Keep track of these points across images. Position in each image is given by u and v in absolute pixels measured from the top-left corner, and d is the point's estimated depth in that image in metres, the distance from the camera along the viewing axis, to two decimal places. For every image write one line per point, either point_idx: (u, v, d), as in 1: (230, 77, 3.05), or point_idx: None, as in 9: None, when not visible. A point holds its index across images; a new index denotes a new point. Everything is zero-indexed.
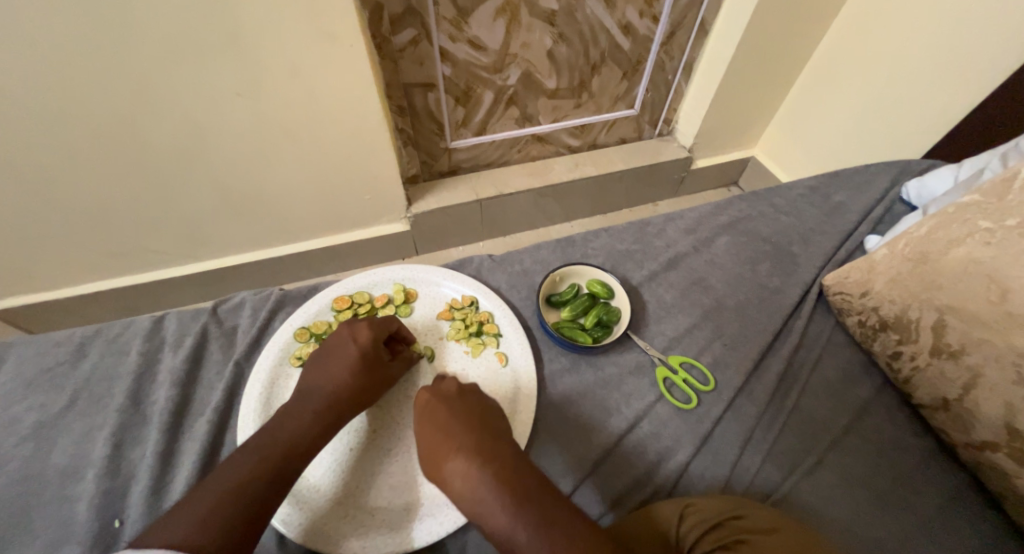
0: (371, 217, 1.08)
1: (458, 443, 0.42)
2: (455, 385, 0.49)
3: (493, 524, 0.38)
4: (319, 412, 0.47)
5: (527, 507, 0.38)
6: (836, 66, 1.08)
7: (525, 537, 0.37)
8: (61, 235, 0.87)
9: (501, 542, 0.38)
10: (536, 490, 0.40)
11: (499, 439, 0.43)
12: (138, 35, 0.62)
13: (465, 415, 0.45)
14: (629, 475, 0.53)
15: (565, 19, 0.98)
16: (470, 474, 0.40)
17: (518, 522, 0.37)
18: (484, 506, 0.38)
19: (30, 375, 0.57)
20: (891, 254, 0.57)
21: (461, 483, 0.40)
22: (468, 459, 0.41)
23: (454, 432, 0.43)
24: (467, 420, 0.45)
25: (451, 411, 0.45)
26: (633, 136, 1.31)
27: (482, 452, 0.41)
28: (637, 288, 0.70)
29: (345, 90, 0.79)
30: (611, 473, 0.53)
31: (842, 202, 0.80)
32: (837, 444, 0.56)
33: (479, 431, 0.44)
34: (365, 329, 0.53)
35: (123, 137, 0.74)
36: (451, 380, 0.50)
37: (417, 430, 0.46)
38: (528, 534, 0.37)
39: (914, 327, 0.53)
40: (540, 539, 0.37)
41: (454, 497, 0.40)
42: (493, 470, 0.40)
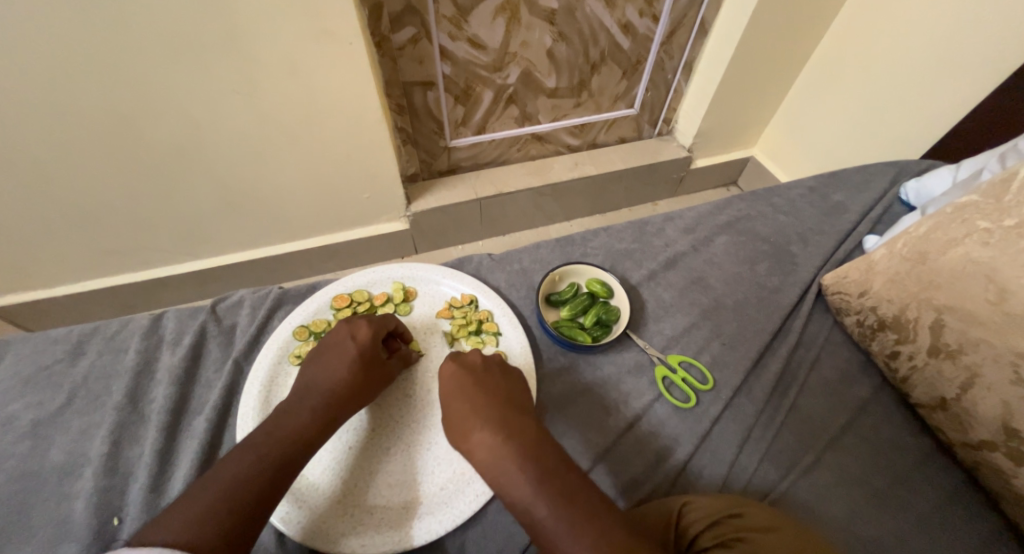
0: (370, 215, 1.08)
1: (486, 416, 0.45)
2: (481, 359, 0.52)
3: (515, 495, 0.40)
4: (318, 409, 0.47)
5: (548, 481, 0.40)
6: (835, 67, 1.08)
7: (545, 511, 0.38)
8: (58, 233, 0.87)
9: (522, 511, 0.40)
10: (557, 466, 0.41)
11: (527, 415, 0.46)
12: (136, 32, 0.62)
13: (492, 389, 0.48)
14: (642, 459, 0.54)
15: (565, 18, 0.98)
16: (496, 445, 0.42)
17: (538, 496, 0.39)
18: (508, 476, 0.41)
19: (28, 372, 0.57)
20: (889, 254, 0.57)
21: (487, 454, 0.42)
22: (495, 432, 0.43)
23: (484, 407, 0.46)
24: (493, 396, 0.47)
25: (479, 387, 0.48)
26: (633, 136, 1.31)
27: (508, 426, 0.44)
28: (636, 287, 0.70)
29: (344, 89, 0.78)
30: (626, 456, 0.54)
31: (841, 202, 0.81)
32: (836, 443, 0.56)
33: (506, 406, 0.46)
34: (365, 327, 0.53)
35: (121, 135, 0.74)
36: (475, 353, 0.52)
37: (445, 401, 0.48)
38: (547, 506, 0.38)
39: (912, 327, 0.54)
40: (559, 508, 0.38)
41: (480, 467, 0.43)
42: (518, 442, 0.42)
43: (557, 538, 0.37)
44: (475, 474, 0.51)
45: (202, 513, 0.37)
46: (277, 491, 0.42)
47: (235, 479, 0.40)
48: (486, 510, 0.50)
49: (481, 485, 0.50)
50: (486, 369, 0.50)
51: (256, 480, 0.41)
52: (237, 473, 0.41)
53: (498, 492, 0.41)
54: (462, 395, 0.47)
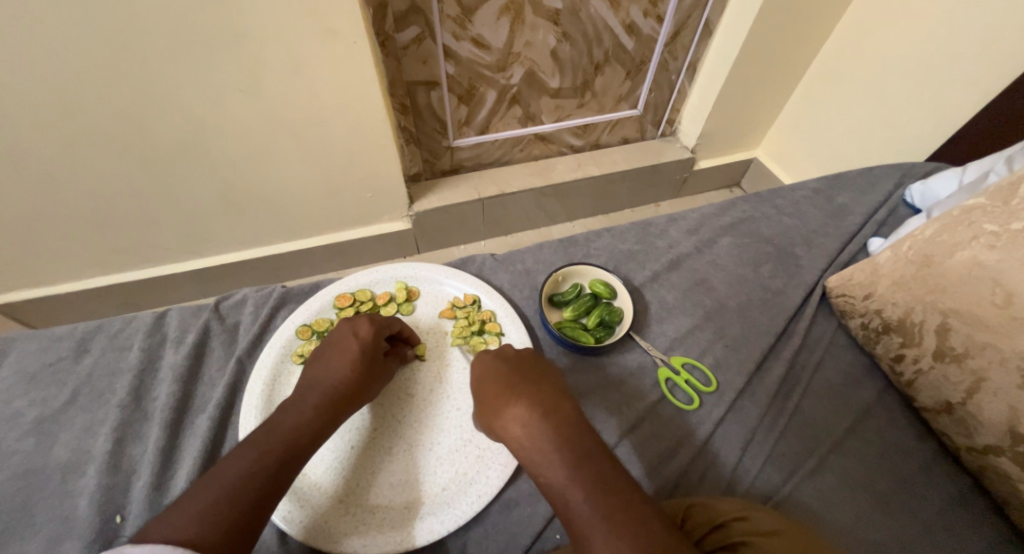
0: (372, 215, 1.08)
1: (524, 395, 0.45)
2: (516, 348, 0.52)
3: (549, 476, 0.40)
4: (319, 406, 0.47)
5: (582, 467, 0.40)
6: (840, 68, 1.07)
7: (578, 495, 0.38)
8: (61, 230, 0.87)
9: (555, 493, 0.40)
10: (592, 453, 0.41)
11: (564, 397, 0.46)
12: (140, 30, 0.62)
13: (529, 375, 0.48)
14: (664, 443, 0.55)
15: (570, 18, 0.98)
16: (532, 424, 0.43)
17: (574, 480, 0.39)
18: (543, 456, 0.41)
19: (31, 370, 0.57)
20: (895, 257, 0.57)
21: (523, 432, 0.43)
22: (532, 411, 0.43)
23: (521, 386, 0.46)
24: (530, 381, 0.47)
25: (516, 371, 0.48)
26: (636, 136, 1.31)
27: (544, 407, 0.44)
28: (640, 288, 0.70)
29: (348, 88, 0.78)
30: (651, 436, 0.56)
31: (846, 204, 0.80)
32: (839, 446, 0.56)
33: (543, 390, 0.46)
34: (367, 325, 0.53)
35: (125, 133, 0.74)
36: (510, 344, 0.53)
37: (482, 384, 0.48)
38: (581, 492, 0.38)
39: (918, 330, 0.53)
40: (594, 496, 0.38)
41: (515, 445, 0.43)
42: (554, 424, 0.42)
43: (589, 524, 0.37)
44: (477, 475, 0.51)
45: (202, 511, 0.37)
46: (277, 490, 0.42)
47: (235, 477, 0.40)
48: (488, 511, 0.50)
49: (483, 485, 0.50)
50: (519, 354, 0.51)
51: (256, 479, 0.41)
52: (238, 472, 0.41)
53: (531, 471, 0.42)
54: (499, 376, 0.48)
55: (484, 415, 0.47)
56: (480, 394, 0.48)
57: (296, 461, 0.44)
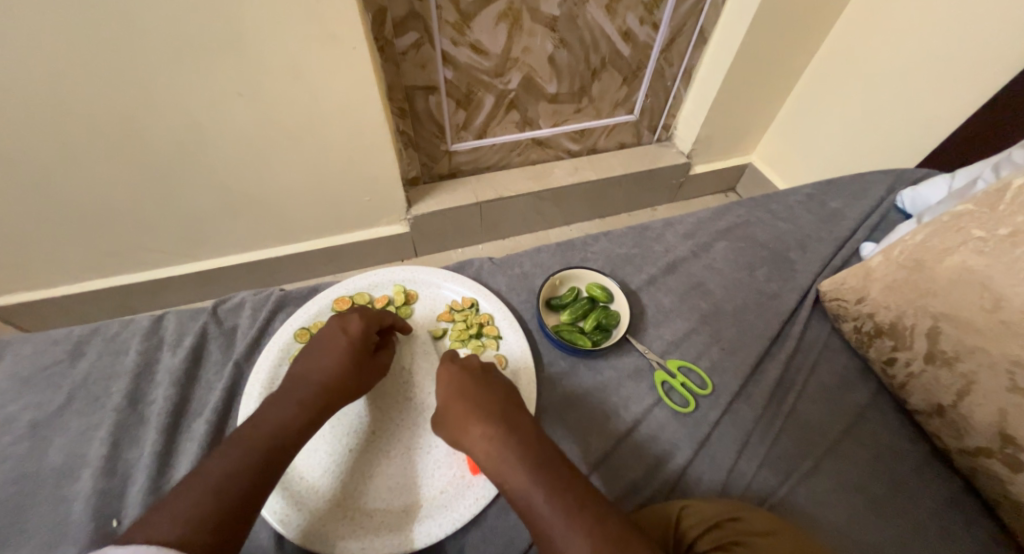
0: (371, 218, 1.08)
1: (488, 409, 0.45)
2: (478, 361, 0.51)
3: (513, 483, 0.40)
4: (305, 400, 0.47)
5: (544, 472, 0.40)
6: (833, 75, 1.09)
7: (541, 498, 0.38)
8: (57, 233, 0.87)
9: (518, 501, 0.40)
10: (554, 460, 0.42)
11: (523, 411, 0.46)
12: (141, 34, 0.62)
13: (491, 389, 0.48)
14: (641, 465, 0.54)
15: (567, 25, 0.99)
16: (496, 436, 0.43)
17: (535, 485, 0.39)
18: (508, 466, 0.41)
19: (27, 373, 0.57)
20: (886, 261, 0.58)
21: (486, 445, 0.43)
22: (497, 424, 0.44)
23: (485, 401, 0.46)
24: (492, 394, 0.47)
25: (479, 386, 0.48)
26: (632, 141, 1.32)
27: (508, 420, 0.44)
28: (636, 291, 0.71)
29: (346, 92, 0.79)
30: (624, 461, 0.54)
31: (838, 209, 0.81)
32: (833, 449, 0.56)
33: (505, 403, 0.46)
34: (357, 319, 0.53)
35: (125, 135, 0.74)
36: (473, 356, 0.52)
37: (444, 399, 0.48)
38: (543, 496, 0.38)
39: (909, 333, 0.54)
40: (555, 501, 0.38)
41: (479, 458, 0.43)
42: (517, 435, 0.43)
43: (552, 527, 0.37)
44: (475, 477, 0.51)
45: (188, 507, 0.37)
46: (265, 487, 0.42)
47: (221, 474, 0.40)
48: (485, 513, 0.50)
49: (480, 489, 0.50)
50: (482, 369, 0.50)
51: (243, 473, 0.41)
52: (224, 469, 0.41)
53: (495, 482, 0.42)
54: (463, 390, 0.47)
55: (447, 430, 0.46)
56: (445, 408, 0.47)
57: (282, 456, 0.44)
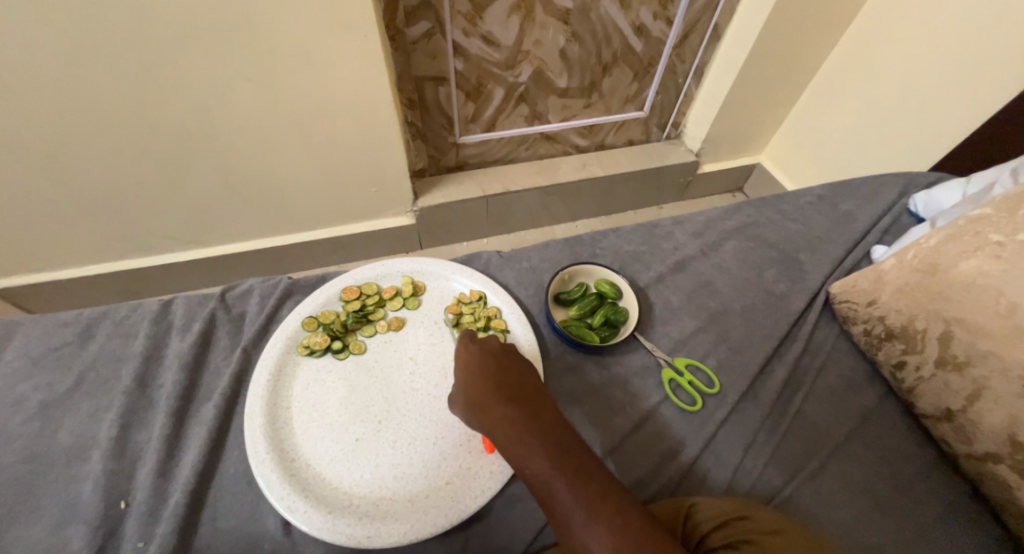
0: (377, 209, 1.08)
1: (510, 393, 0.45)
2: (499, 342, 0.51)
3: (533, 467, 0.40)
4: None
5: (566, 460, 0.40)
6: (846, 75, 1.08)
7: (562, 484, 0.39)
8: (63, 215, 0.87)
9: (538, 486, 0.40)
10: (575, 448, 0.41)
11: (544, 396, 0.46)
12: (150, 17, 0.62)
13: (512, 372, 0.47)
14: (650, 458, 0.54)
15: (580, 18, 0.98)
16: (518, 420, 0.42)
17: (557, 471, 0.39)
18: (529, 450, 0.41)
19: (36, 353, 0.57)
20: (899, 264, 0.58)
21: (507, 429, 0.42)
22: (519, 408, 0.43)
23: (506, 383, 0.46)
24: (513, 377, 0.47)
25: (500, 368, 0.47)
26: (641, 138, 1.32)
27: (530, 405, 0.44)
28: (644, 289, 0.70)
29: (356, 81, 0.78)
30: (635, 453, 0.55)
31: (850, 212, 0.81)
32: (839, 451, 0.56)
33: (526, 387, 0.46)
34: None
35: (134, 117, 0.74)
36: (494, 336, 0.52)
37: (464, 379, 0.48)
38: (564, 484, 0.39)
39: (920, 337, 0.54)
40: (576, 491, 0.38)
41: (499, 440, 0.43)
42: (538, 421, 0.43)
43: (572, 514, 0.38)
44: (481, 469, 0.51)
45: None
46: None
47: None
48: (492, 505, 0.50)
49: (486, 480, 0.50)
50: (504, 350, 0.50)
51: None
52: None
53: (515, 465, 0.42)
54: (484, 371, 0.47)
55: (467, 411, 0.46)
56: (466, 386, 0.47)
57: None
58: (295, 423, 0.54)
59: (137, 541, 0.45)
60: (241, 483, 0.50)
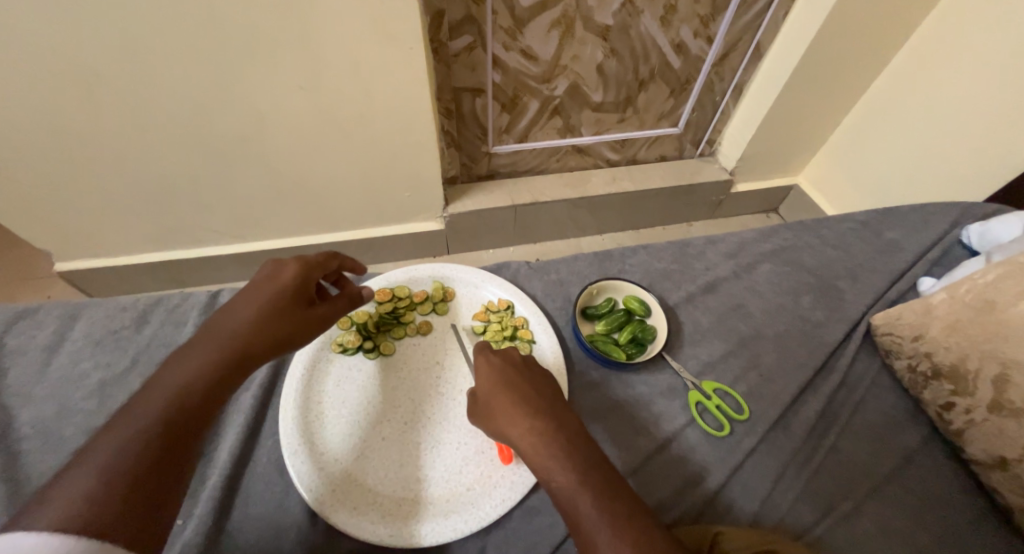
0: (409, 214, 1.10)
1: (536, 406, 0.45)
2: (520, 355, 0.51)
3: (559, 480, 0.40)
4: (261, 303, 0.45)
5: (592, 476, 0.39)
6: (895, 101, 1.04)
7: (588, 501, 0.38)
8: (122, 207, 0.92)
9: (562, 500, 0.39)
10: (600, 465, 0.41)
11: (568, 411, 0.45)
12: (214, 28, 0.66)
13: (536, 386, 0.47)
14: (673, 480, 0.53)
15: (619, 35, 0.98)
16: (546, 432, 0.42)
17: (583, 485, 0.39)
18: (555, 462, 0.40)
19: (97, 334, 0.61)
20: (951, 299, 0.55)
21: (532, 441, 0.42)
22: (546, 421, 0.43)
23: (532, 396, 0.45)
24: (536, 390, 0.46)
25: (524, 380, 0.47)
26: (674, 154, 1.30)
27: (556, 418, 0.44)
28: (673, 308, 0.69)
29: (400, 92, 0.81)
30: (658, 474, 0.54)
31: (896, 240, 0.78)
32: (876, 491, 0.54)
33: (551, 401, 0.46)
34: (292, 263, 0.48)
35: (195, 118, 0.78)
36: (514, 349, 0.52)
37: (489, 388, 0.47)
38: (591, 499, 0.38)
39: (972, 378, 0.52)
40: (603, 508, 0.37)
41: (525, 451, 0.42)
42: (564, 436, 0.42)
43: (597, 534, 0.36)
44: (501, 478, 0.51)
45: (82, 481, 0.30)
46: (175, 486, 0.34)
47: (109, 421, 0.35)
48: (510, 517, 0.50)
49: (506, 490, 0.50)
50: (526, 363, 0.50)
51: (163, 410, 0.36)
52: (108, 422, 0.34)
53: (540, 477, 0.41)
54: (508, 381, 0.47)
55: (491, 419, 0.46)
56: (490, 393, 0.47)
57: (239, 378, 0.41)
58: (324, 417, 0.55)
59: (177, 519, 0.47)
60: (272, 472, 0.52)
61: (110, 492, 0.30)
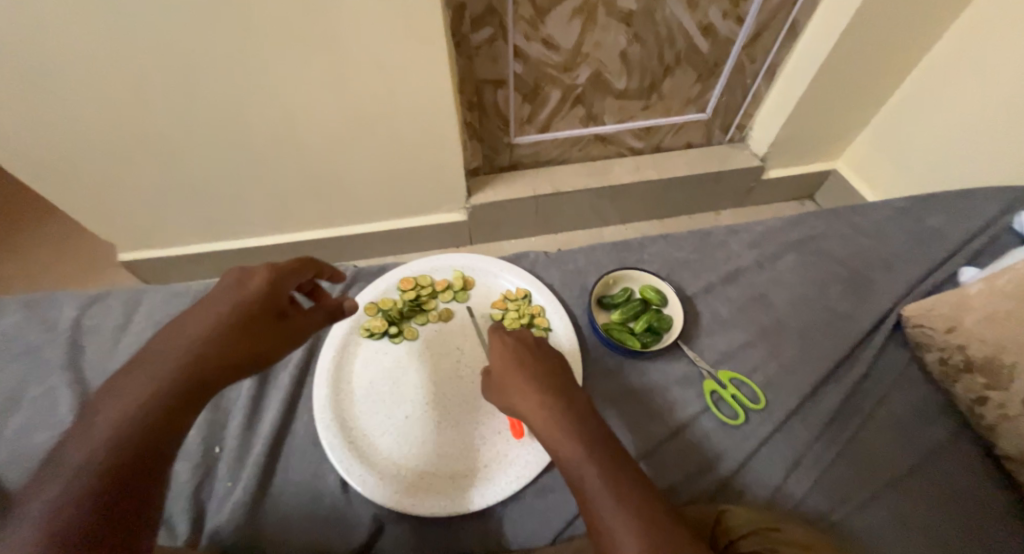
0: (434, 206, 1.13)
1: (547, 383, 0.47)
2: (533, 336, 0.53)
3: (566, 452, 0.42)
4: (224, 315, 0.41)
5: (597, 448, 0.41)
6: (944, 81, 0.99)
7: (592, 470, 0.40)
8: (170, 202, 0.99)
9: (568, 470, 0.41)
10: (605, 440, 0.42)
11: (576, 390, 0.47)
12: (250, 30, 0.69)
13: (547, 365, 0.49)
14: (686, 466, 0.54)
15: (643, 20, 0.97)
16: (554, 406, 0.44)
17: (588, 456, 0.40)
18: (562, 434, 0.42)
19: (155, 317, 0.67)
20: (988, 289, 0.53)
21: (541, 415, 0.44)
22: (554, 397, 0.45)
23: (543, 374, 0.47)
24: (547, 368, 0.49)
25: (536, 359, 0.50)
26: (701, 141, 1.28)
27: (565, 395, 0.46)
28: (692, 297, 0.69)
29: (424, 86, 0.83)
30: (670, 459, 0.55)
31: (935, 229, 0.74)
32: (898, 484, 0.53)
33: (560, 379, 0.48)
34: (263, 268, 0.45)
35: (234, 117, 0.83)
36: (528, 331, 0.54)
37: (503, 366, 0.50)
38: (595, 470, 0.39)
39: (1007, 373, 0.50)
40: (606, 478, 0.39)
41: (535, 425, 0.44)
42: (572, 412, 0.44)
43: (599, 501, 0.38)
44: (517, 457, 0.54)
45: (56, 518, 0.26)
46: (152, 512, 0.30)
47: (74, 444, 0.30)
48: (525, 494, 0.53)
49: (521, 469, 0.53)
50: (538, 344, 0.52)
51: (136, 432, 0.32)
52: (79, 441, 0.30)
53: (548, 449, 0.43)
54: (521, 359, 0.49)
55: (504, 395, 0.49)
56: (504, 371, 0.49)
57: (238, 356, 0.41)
58: (353, 396, 0.59)
59: (227, 482, 0.52)
60: (307, 445, 0.56)
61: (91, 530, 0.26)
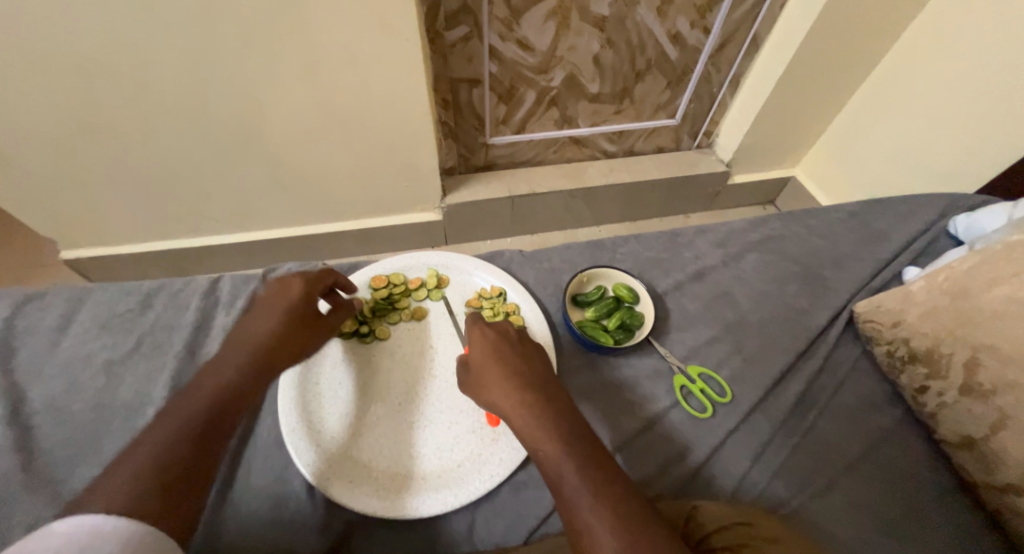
0: (407, 204, 1.12)
1: (528, 381, 0.47)
2: (514, 332, 0.54)
3: (546, 449, 0.42)
4: (276, 317, 0.52)
5: (575, 446, 0.42)
6: (891, 94, 1.06)
7: (570, 467, 0.40)
8: (124, 196, 0.94)
9: (548, 468, 0.41)
10: (585, 438, 0.43)
11: (557, 387, 0.48)
12: (214, 17, 0.66)
13: (529, 363, 0.50)
14: (656, 459, 0.56)
15: (616, 25, 0.99)
16: (535, 405, 0.45)
17: (567, 454, 0.41)
18: (542, 432, 0.43)
19: (104, 317, 0.63)
20: (929, 286, 0.57)
21: (522, 413, 0.45)
22: (535, 395, 0.46)
23: (524, 372, 0.48)
24: (529, 366, 0.49)
25: (518, 357, 0.50)
26: (670, 145, 1.31)
27: (546, 394, 0.46)
28: (662, 295, 0.71)
29: (397, 82, 0.82)
30: (641, 452, 0.56)
31: (882, 231, 0.79)
32: (852, 470, 0.56)
33: (542, 377, 0.48)
34: (297, 279, 0.56)
35: (196, 108, 0.80)
36: (509, 326, 0.55)
37: (484, 363, 0.50)
38: (573, 466, 0.40)
39: (946, 362, 0.54)
40: (584, 475, 0.39)
41: (515, 422, 0.45)
42: (552, 410, 0.45)
43: (577, 498, 0.39)
44: (491, 456, 0.54)
45: (137, 465, 0.37)
46: (209, 468, 0.40)
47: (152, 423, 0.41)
48: (499, 491, 0.53)
49: (495, 466, 0.52)
50: (522, 341, 0.52)
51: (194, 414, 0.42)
52: (152, 422, 0.41)
53: (528, 446, 0.43)
54: (502, 357, 0.50)
55: (484, 393, 0.49)
56: (484, 369, 0.50)
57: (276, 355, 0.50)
58: (322, 397, 0.57)
59: None
60: (272, 447, 0.54)
61: (161, 474, 0.37)
